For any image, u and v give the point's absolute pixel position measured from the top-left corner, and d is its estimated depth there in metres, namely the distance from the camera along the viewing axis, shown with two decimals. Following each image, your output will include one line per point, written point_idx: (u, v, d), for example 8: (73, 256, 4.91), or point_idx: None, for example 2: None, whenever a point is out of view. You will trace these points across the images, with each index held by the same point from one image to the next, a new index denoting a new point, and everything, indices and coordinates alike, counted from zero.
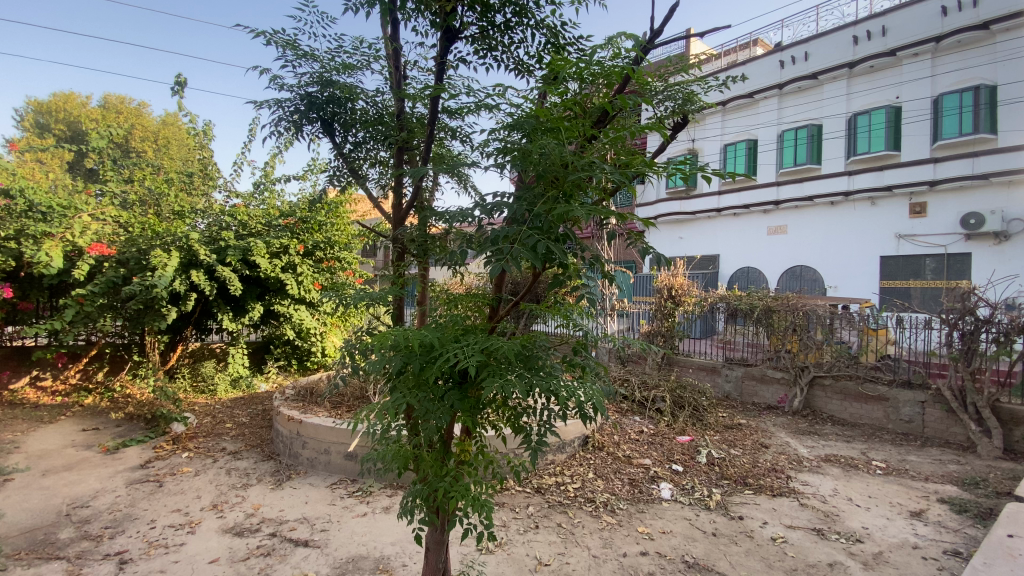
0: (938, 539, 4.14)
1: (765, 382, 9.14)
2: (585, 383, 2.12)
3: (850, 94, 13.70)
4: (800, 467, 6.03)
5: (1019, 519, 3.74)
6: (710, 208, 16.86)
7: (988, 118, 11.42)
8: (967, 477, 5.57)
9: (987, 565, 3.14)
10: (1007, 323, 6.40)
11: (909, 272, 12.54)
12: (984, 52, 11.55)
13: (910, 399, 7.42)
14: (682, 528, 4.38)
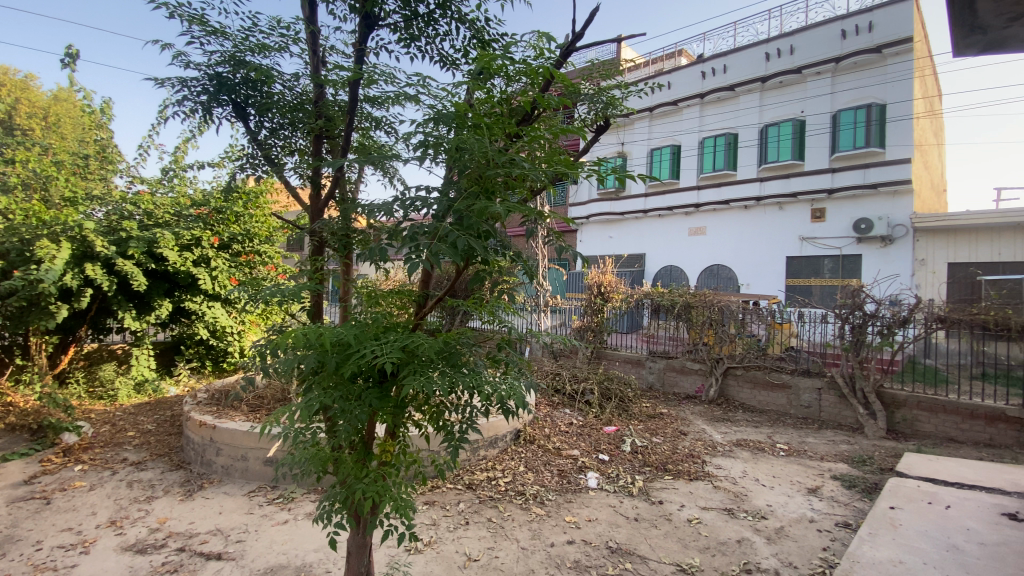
0: (831, 512, 4.59)
1: (684, 372, 9.71)
2: (511, 379, 2.13)
3: (762, 106, 14.83)
4: (714, 451, 6.47)
5: (898, 493, 4.21)
6: (637, 209, 17.62)
7: (877, 133, 12.74)
8: (856, 456, 6.23)
9: (872, 534, 3.51)
10: (889, 318, 7.19)
11: (810, 271, 13.79)
12: (876, 73, 12.86)
13: (809, 386, 8.16)
14: (607, 515, 4.56)
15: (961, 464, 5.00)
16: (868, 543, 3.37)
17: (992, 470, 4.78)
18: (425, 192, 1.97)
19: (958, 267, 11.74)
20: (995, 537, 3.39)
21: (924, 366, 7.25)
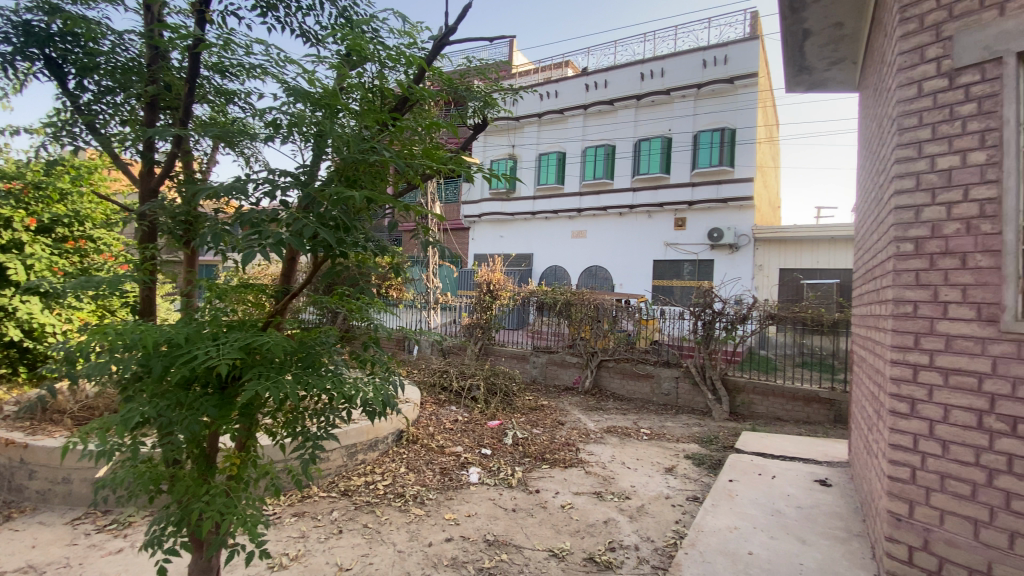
0: (683, 488, 5.15)
1: (565, 366, 10.28)
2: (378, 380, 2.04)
3: (638, 121, 16.13)
4: (588, 439, 6.92)
5: (737, 467, 4.85)
6: (526, 210, 18.17)
7: (729, 154, 14.56)
8: (705, 436, 7.06)
9: (714, 505, 3.98)
10: (732, 315, 8.33)
11: (673, 272, 15.32)
12: (729, 101, 14.66)
13: (669, 375, 9.07)
14: (486, 508, 4.64)
15: (784, 439, 5.91)
16: (712, 514, 3.81)
17: (806, 443, 5.71)
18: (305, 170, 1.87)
19: (787, 272, 13.71)
20: (807, 499, 4.04)
21: (761, 355, 8.36)
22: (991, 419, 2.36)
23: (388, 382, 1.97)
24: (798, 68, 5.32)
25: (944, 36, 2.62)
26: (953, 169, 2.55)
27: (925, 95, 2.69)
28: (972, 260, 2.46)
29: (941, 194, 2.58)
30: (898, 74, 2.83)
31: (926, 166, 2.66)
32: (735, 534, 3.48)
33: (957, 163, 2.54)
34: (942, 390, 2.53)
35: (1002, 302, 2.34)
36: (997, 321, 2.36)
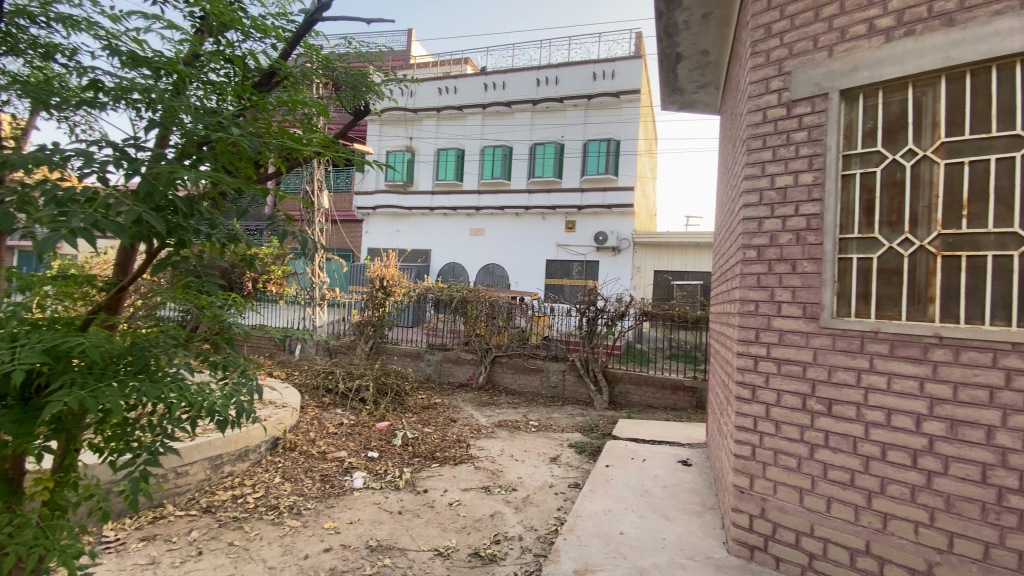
0: (566, 476, 5.41)
1: (459, 363, 10.29)
2: (231, 384, 1.90)
3: (533, 125, 16.61)
4: (478, 434, 6.97)
5: (613, 453, 5.21)
6: (424, 206, 17.82)
7: (614, 163, 15.58)
8: (587, 426, 7.50)
9: (591, 490, 4.22)
10: (612, 311, 8.96)
11: (563, 272, 16.05)
12: (616, 114, 15.68)
13: (556, 368, 9.49)
14: (370, 513, 4.46)
15: (655, 425, 6.48)
16: (589, 499, 4.04)
17: (673, 427, 6.30)
18: (145, 143, 1.67)
19: (661, 274, 14.95)
20: (671, 479, 4.45)
21: (638, 349, 9.04)
22: (812, 400, 2.78)
23: (243, 385, 1.85)
24: (672, 88, 5.85)
25: (785, 71, 3.03)
26: (787, 187, 2.97)
27: (768, 121, 3.10)
28: (800, 266, 2.88)
29: (779, 208, 2.99)
30: (749, 101, 3.22)
31: (767, 183, 3.06)
32: (609, 516, 3.73)
33: (791, 182, 2.95)
34: (776, 376, 2.94)
35: (821, 302, 2.78)
36: (817, 318, 2.79)
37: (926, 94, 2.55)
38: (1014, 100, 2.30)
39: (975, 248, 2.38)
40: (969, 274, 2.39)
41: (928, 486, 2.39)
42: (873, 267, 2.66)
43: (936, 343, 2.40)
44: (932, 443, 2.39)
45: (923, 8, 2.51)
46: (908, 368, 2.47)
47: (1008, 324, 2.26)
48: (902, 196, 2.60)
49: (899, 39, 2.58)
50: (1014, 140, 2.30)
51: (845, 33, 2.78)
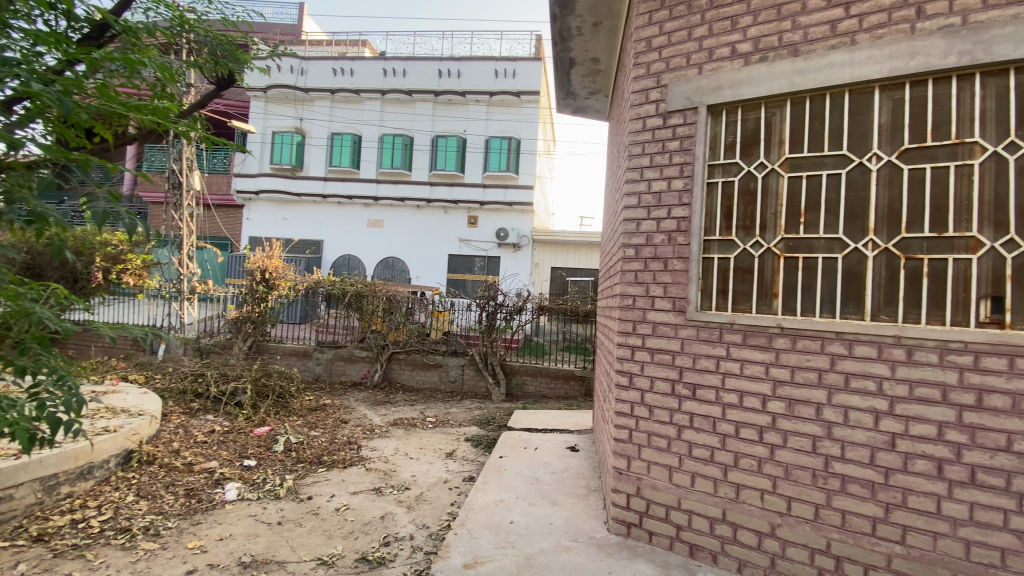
0: (460, 470, 5.39)
1: (352, 361, 9.81)
2: (42, 390, 1.90)
3: (434, 117, 16.30)
4: (371, 435, 6.70)
5: (507, 444, 5.31)
6: (316, 192, 16.65)
7: (514, 161, 15.87)
8: (484, 419, 7.56)
9: (484, 482, 4.26)
10: (510, 306, 9.14)
11: (465, 267, 16.02)
12: (516, 113, 15.97)
13: (455, 363, 9.45)
14: (245, 527, 4.08)
15: (549, 414, 6.72)
16: (481, 492, 4.07)
17: (565, 416, 6.58)
18: None
19: (558, 270, 15.69)
20: (560, 465, 4.65)
21: (536, 342, 9.34)
22: (680, 385, 3.06)
23: (59, 394, 1.88)
24: (567, 92, 6.07)
25: (663, 83, 3.28)
26: (661, 192, 3.22)
27: (647, 129, 3.33)
28: (671, 264, 3.15)
29: (654, 211, 3.24)
30: (631, 109, 3.43)
31: (644, 188, 3.29)
32: (500, 507, 3.78)
33: (664, 187, 3.21)
34: (651, 364, 3.18)
35: (688, 297, 3.06)
36: (685, 311, 3.07)
37: (776, 114, 2.90)
38: (840, 126, 2.71)
39: (809, 251, 2.77)
40: (804, 273, 2.77)
41: (772, 458, 2.74)
42: (731, 266, 2.99)
43: (778, 333, 2.76)
44: (775, 419, 2.74)
45: (775, 38, 2.85)
46: (757, 355, 2.81)
47: (831, 316, 2.67)
48: (754, 204, 2.95)
49: (755, 64, 2.91)
50: (840, 160, 2.71)
51: (712, 53, 3.07)
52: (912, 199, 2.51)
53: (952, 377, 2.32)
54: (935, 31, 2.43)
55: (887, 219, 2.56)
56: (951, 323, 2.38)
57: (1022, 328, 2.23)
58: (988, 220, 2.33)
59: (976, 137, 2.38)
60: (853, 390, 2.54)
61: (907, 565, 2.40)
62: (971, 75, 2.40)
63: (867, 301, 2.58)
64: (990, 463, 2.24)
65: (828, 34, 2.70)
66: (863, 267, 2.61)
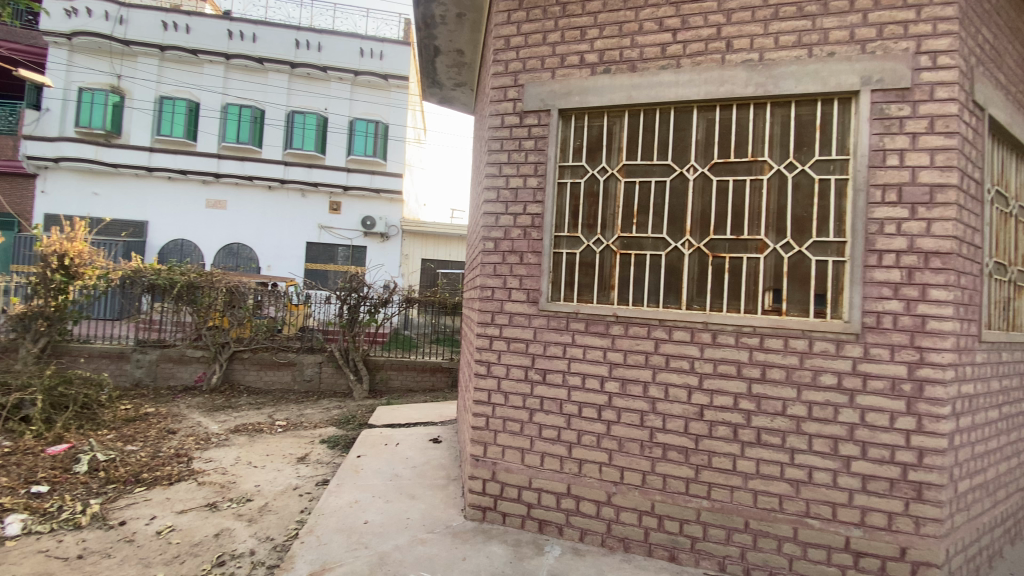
0: (313, 474, 5.04)
1: (183, 362, 8.58)
2: None
3: (290, 90, 14.86)
4: (206, 444, 5.93)
5: (366, 441, 5.09)
6: (138, 165, 14.14)
7: (381, 147, 15.21)
8: (343, 418, 7.16)
9: (337, 484, 4.03)
10: (374, 298, 8.80)
11: (326, 257, 14.95)
12: (383, 97, 15.30)
13: (311, 361, 8.79)
14: (31, 566, 3.34)
15: (412, 408, 6.60)
16: (334, 494, 3.85)
17: (429, 409, 6.52)
18: None
19: (428, 262, 15.58)
20: (420, 458, 4.59)
21: (405, 336, 9.06)
22: (532, 371, 3.22)
23: None
24: (432, 80, 5.95)
25: (519, 83, 3.37)
26: (518, 188, 3.33)
27: (505, 126, 3.41)
28: (526, 258, 3.29)
29: (511, 206, 3.34)
30: (491, 104, 3.47)
31: (503, 183, 3.37)
32: (353, 507, 3.62)
33: (521, 184, 3.33)
34: (506, 353, 3.29)
35: (540, 288, 3.23)
36: (538, 302, 3.23)
37: (616, 123, 3.18)
38: (667, 138, 3.07)
39: (640, 248, 3.10)
40: (637, 267, 3.10)
41: (609, 433, 3.03)
42: (578, 260, 3.22)
43: (615, 321, 3.06)
44: (612, 399, 3.03)
45: (617, 53, 3.12)
46: (598, 341, 3.08)
47: (657, 305, 3.03)
48: (598, 204, 3.20)
49: (600, 74, 3.15)
50: (666, 168, 3.07)
51: (564, 59, 3.25)
52: (717, 207, 2.95)
53: (745, 355, 2.79)
54: (739, 64, 2.87)
55: (700, 222, 2.98)
56: (744, 311, 2.86)
57: (792, 314, 2.77)
58: (772, 226, 2.84)
59: (766, 157, 2.88)
60: (674, 369, 2.91)
61: (711, 516, 2.83)
62: (763, 105, 2.88)
63: (684, 292, 2.98)
64: (770, 425, 2.74)
65: (660, 55, 3.03)
66: (682, 263, 3.00)
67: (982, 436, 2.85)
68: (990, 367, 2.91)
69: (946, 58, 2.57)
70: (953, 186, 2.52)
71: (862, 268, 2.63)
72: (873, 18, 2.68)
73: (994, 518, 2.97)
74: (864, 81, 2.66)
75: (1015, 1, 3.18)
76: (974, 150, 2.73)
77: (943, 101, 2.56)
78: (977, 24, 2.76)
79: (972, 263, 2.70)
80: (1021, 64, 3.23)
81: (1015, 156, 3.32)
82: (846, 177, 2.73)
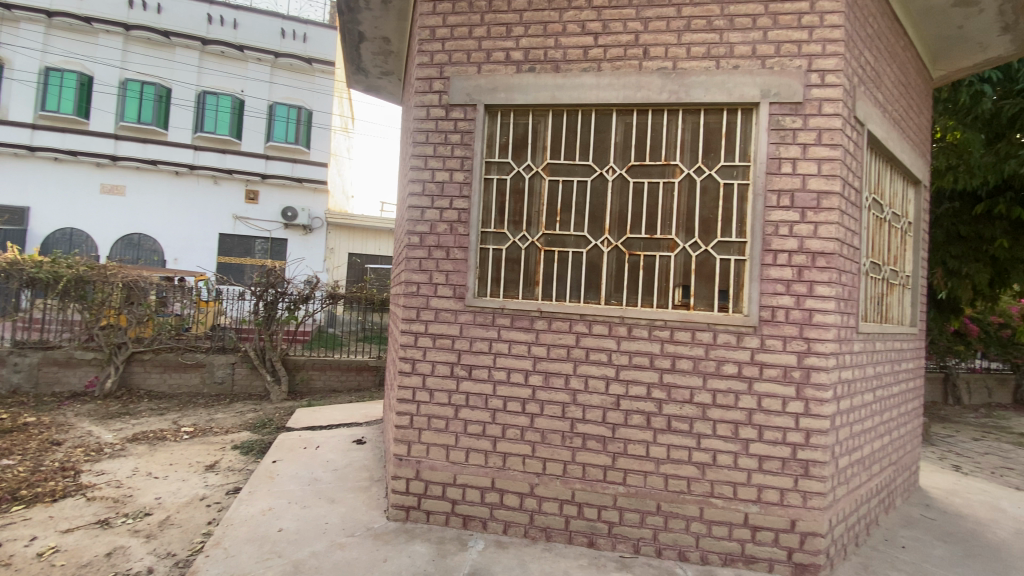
0: (223, 483, 4.69)
1: (71, 366, 7.71)
2: None
3: (201, 69, 13.66)
4: (98, 455, 5.35)
5: (283, 446, 4.82)
6: (18, 143, 12.63)
7: (304, 135, 14.40)
8: (258, 421, 6.73)
9: (249, 492, 3.78)
10: (294, 295, 8.33)
11: (242, 250, 13.90)
12: (307, 82, 14.50)
13: (223, 362, 8.18)
14: None
15: (335, 409, 6.34)
16: (245, 503, 3.61)
17: (353, 409, 6.29)
18: None
19: (355, 256, 15.03)
20: (342, 460, 4.42)
21: (330, 333, 8.59)
22: (458, 367, 3.19)
23: None
24: (357, 67, 5.68)
25: (445, 75, 3.30)
26: (444, 182, 3.28)
27: (431, 118, 3.32)
28: (451, 253, 3.24)
29: (437, 200, 3.28)
30: (415, 95, 3.36)
31: (428, 176, 3.30)
32: (267, 515, 3.42)
33: (446, 178, 3.28)
34: (431, 350, 3.24)
35: (466, 284, 3.21)
36: (463, 298, 3.21)
37: (540, 122, 3.23)
38: (588, 139, 3.16)
39: (563, 245, 3.17)
40: (560, 264, 3.17)
41: (532, 425, 3.08)
42: (504, 256, 3.24)
43: (539, 316, 3.11)
44: (535, 392, 3.08)
45: (541, 52, 3.16)
46: (522, 336, 3.12)
47: (578, 301, 3.12)
48: (523, 201, 3.23)
49: (525, 72, 3.17)
50: (588, 168, 3.16)
51: (490, 55, 3.24)
52: (634, 207, 3.09)
53: (657, 348, 2.95)
54: (655, 71, 3.01)
55: (619, 221, 3.11)
56: (657, 306, 3.02)
57: (699, 309, 2.97)
58: (682, 226, 3.03)
59: (678, 161, 3.05)
60: (593, 362, 3.02)
61: (627, 501, 2.97)
62: (676, 111, 3.05)
63: (603, 288, 3.09)
64: (680, 412, 2.91)
65: (583, 58, 3.10)
66: (601, 260, 3.11)
67: (859, 417, 3.21)
68: (866, 355, 3.28)
69: (833, 76, 2.85)
70: (836, 193, 2.80)
71: (759, 266, 2.87)
72: (772, 36, 2.91)
73: (869, 489, 3.36)
74: (764, 94, 2.89)
75: (891, 30, 3.58)
76: (855, 162, 3.04)
77: (829, 116, 2.84)
78: (860, 48, 3.07)
79: (852, 263, 3.03)
80: (896, 86, 3.64)
81: (889, 168, 3.75)
82: (747, 182, 2.95)
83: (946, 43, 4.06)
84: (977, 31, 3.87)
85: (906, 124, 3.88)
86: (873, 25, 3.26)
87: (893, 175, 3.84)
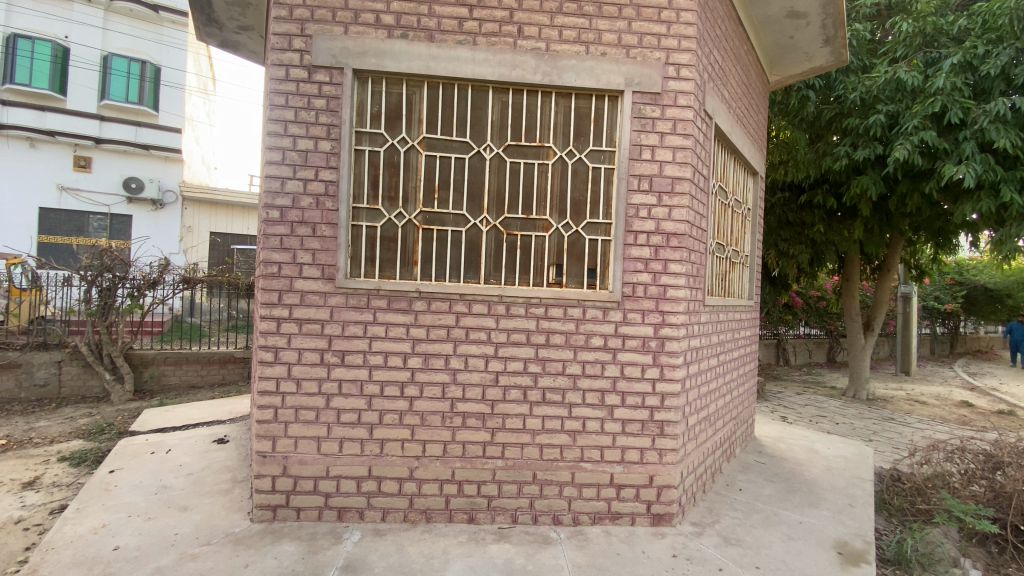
0: (46, 501, 3.95)
1: None
2: None
3: (11, 7, 11.14)
4: None
5: (123, 453, 4.18)
6: None
7: (150, 94, 12.39)
8: (94, 427, 5.77)
9: (78, 510, 3.22)
10: (139, 280, 7.20)
11: (72, 228, 11.71)
12: (152, 32, 12.50)
13: (45, 360, 6.90)
14: None
15: (192, 407, 5.64)
16: (71, 522, 3.06)
17: (215, 406, 5.68)
18: None
19: (218, 236, 13.42)
20: (199, 464, 3.95)
21: (189, 324, 7.67)
22: (329, 354, 2.99)
23: None
24: (207, 18, 4.93)
25: (307, 33, 2.99)
26: (308, 151, 2.99)
27: (291, 80, 2.98)
28: (319, 230, 3.00)
29: (301, 170, 2.99)
30: (272, 53, 2.99)
31: (289, 144, 2.98)
32: (99, 534, 2.94)
33: (311, 146, 2.99)
34: (298, 336, 2.98)
35: (337, 264, 2.99)
36: (334, 279, 2.99)
37: (415, 94, 3.08)
38: (465, 115, 3.09)
39: (442, 224, 3.10)
40: (438, 242, 3.10)
41: (411, 409, 3.01)
42: (377, 235, 3.07)
43: (418, 296, 3.01)
44: (414, 373, 3.01)
45: (414, 19, 3.00)
46: (400, 317, 3.00)
47: (457, 281, 3.08)
48: (398, 176, 3.09)
49: (397, 39, 2.99)
50: (464, 146, 3.11)
51: (358, 16, 2.99)
52: (509, 186, 3.11)
53: (533, 324, 3.03)
54: (529, 51, 3.02)
55: (496, 201, 3.11)
56: (533, 284, 3.10)
57: (570, 287, 3.10)
58: (555, 207, 3.12)
59: (552, 143, 3.12)
60: (472, 341, 3.02)
61: (506, 474, 3.04)
62: (548, 94, 3.10)
63: (482, 267, 3.09)
64: (554, 384, 3.04)
65: (457, 29, 3.01)
66: (479, 239, 3.10)
67: (705, 380, 3.62)
68: (712, 325, 3.70)
69: (686, 71, 3.09)
70: (687, 179, 3.08)
71: (623, 246, 3.07)
72: (636, 27, 3.07)
73: (714, 443, 3.82)
74: (628, 82, 3.05)
75: (737, 32, 3.97)
76: (704, 152, 3.36)
77: (682, 107, 3.09)
78: (709, 46, 3.36)
79: (700, 242, 3.36)
80: (739, 86, 4.07)
81: (732, 159, 4.20)
82: (613, 166, 3.12)
83: (781, 52, 4.65)
84: (805, 42, 4.49)
85: (747, 120, 4.37)
86: (721, 27, 3.59)
87: (736, 166, 4.33)
